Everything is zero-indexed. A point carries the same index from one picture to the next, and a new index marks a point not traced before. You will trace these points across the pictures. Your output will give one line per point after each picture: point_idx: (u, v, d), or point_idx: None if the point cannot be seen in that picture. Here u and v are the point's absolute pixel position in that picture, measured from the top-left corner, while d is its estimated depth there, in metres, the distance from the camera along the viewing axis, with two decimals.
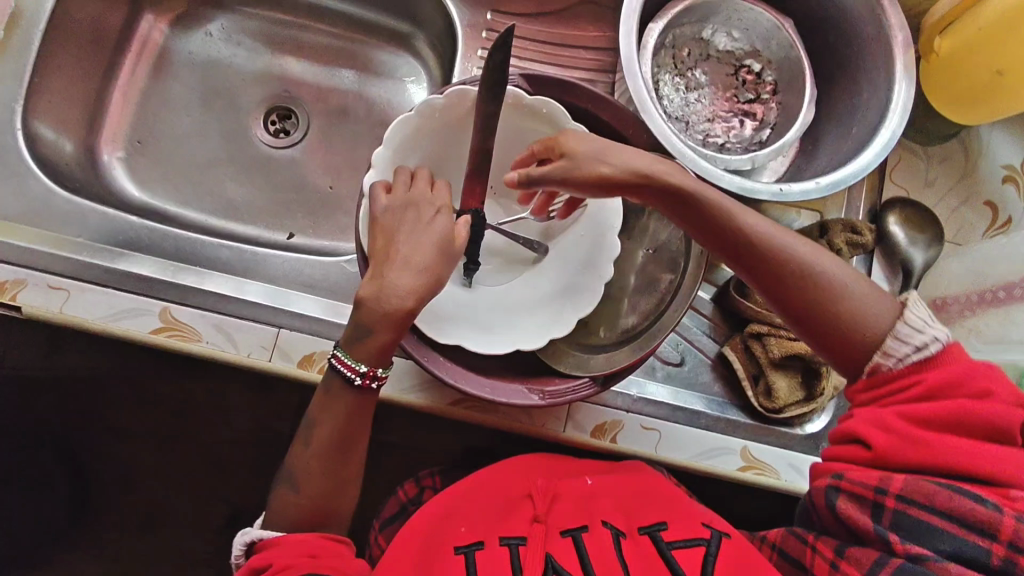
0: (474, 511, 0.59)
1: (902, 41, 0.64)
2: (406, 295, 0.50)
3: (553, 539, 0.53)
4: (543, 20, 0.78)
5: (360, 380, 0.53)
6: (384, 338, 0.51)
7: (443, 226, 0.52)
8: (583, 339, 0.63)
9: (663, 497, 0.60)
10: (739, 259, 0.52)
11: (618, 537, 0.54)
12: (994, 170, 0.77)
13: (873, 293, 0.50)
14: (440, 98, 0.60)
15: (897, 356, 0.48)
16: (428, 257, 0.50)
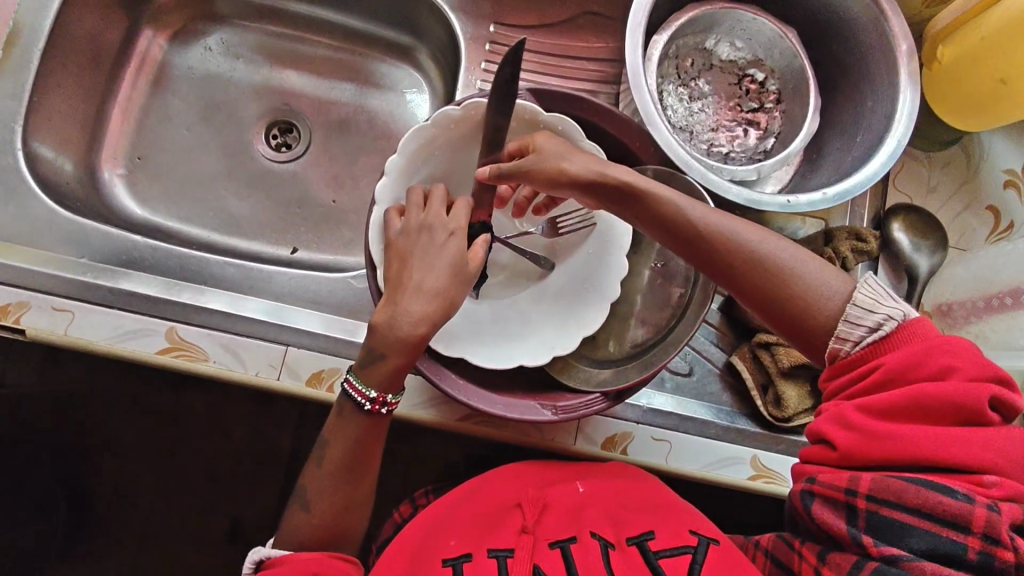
0: (469, 524, 0.58)
1: (906, 50, 0.65)
2: (420, 321, 0.49)
3: (539, 550, 0.52)
4: (546, 32, 0.78)
5: (370, 405, 0.52)
6: (397, 364, 0.50)
7: (460, 249, 0.52)
8: (593, 352, 0.62)
9: (655, 505, 0.59)
10: (691, 254, 0.51)
11: (602, 546, 0.52)
12: (996, 175, 0.78)
13: (825, 274, 0.48)
14: (457, 110, 0.59)
15: (852, 340, 0.47)
16: (442, 281, 0.50)
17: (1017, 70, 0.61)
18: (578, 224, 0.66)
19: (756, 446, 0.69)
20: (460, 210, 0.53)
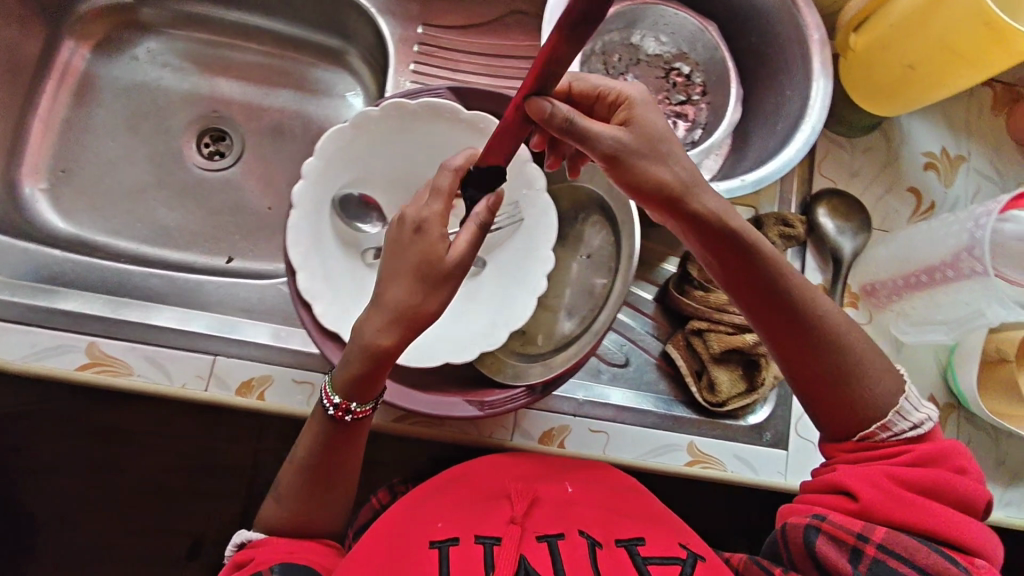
0: (456, 511, 0.57)
1: (819, 40, 0.66)
2: (383, 333, 0.48)
3: (527, 540, 0.51)
4: (474, 31, 0.77)
5: (333, 411, 0.54)
6: (357, 372, 0.50)
7: (431, 248, 0.48)
8: (522, 346, 0.62)
9: (640, 514, 0.60)
10: (763, 309, 0.52)
11: (592, 544, 0.52)
12: (916, 157, 0.80)
13: (885, 371, 0.53)
14: (375, 111, 0.59)
15: (894, 430, 0.52)
16: (404, 292, 0.48)
17: (921, 56, 0.63)
18: (503, 222, 0.65)
19: (692, 432, 0.71)
20: (440, 199, 0.49)
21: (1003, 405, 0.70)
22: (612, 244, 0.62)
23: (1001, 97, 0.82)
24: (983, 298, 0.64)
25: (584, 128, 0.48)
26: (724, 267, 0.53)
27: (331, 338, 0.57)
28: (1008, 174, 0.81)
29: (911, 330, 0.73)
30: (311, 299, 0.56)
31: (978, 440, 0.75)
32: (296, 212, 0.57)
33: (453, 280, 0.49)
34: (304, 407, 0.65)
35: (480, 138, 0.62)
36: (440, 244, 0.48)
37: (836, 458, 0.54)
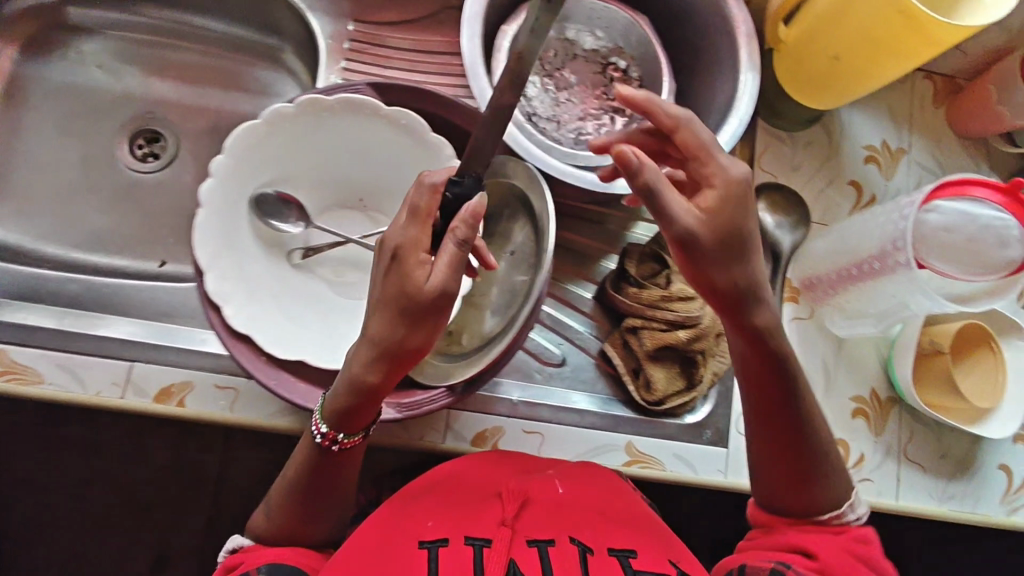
0: (448, 508, 0.52)
1: (744, 32, 0.66)
2: (371, 369, 0.47)
3: (517, 545, 0.47)
4: (406, 28, 0.75)
5: (320, 439, 0.52)
6: (350, 402, 0.49)
7: (410, 278, 0.45)
8: (446, 346, 0.62)
9: (635, 520, 0.55)
10: (754, 378, 0.54)
11: (585, 551, 0.48)
12: (857, 151, 0.79)
13: (843, 472, 0.56)
14: (288, 107, 0.57)
15: (848, 512, 0.54)
16: (388, 328, 0.46)
17: (847, 48, 0.62)
18: None
19: (630, 431, 0.70)
20: (420, 226, 0.46)
21: (941, 399, 0.71)
22: (533, 240, 0.60)
23: (943, 89, 0.81)
24: (908, 291, 0.62)
25: (664, 199, 0.47)
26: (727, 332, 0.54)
27: (242, 339, 0.56)
28: (950, 167, 0.80)
29: (848, 324, 0.73)
30: (221, 301, 0.55)
31: (919, 433, 0.75)
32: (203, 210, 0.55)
33: (437, 314, 0.46)
34: (226, 413, 0.64)
35: (401, 134, 0.62)
36: (418, 273, 0.45)
37: (779, 527, 0.55)
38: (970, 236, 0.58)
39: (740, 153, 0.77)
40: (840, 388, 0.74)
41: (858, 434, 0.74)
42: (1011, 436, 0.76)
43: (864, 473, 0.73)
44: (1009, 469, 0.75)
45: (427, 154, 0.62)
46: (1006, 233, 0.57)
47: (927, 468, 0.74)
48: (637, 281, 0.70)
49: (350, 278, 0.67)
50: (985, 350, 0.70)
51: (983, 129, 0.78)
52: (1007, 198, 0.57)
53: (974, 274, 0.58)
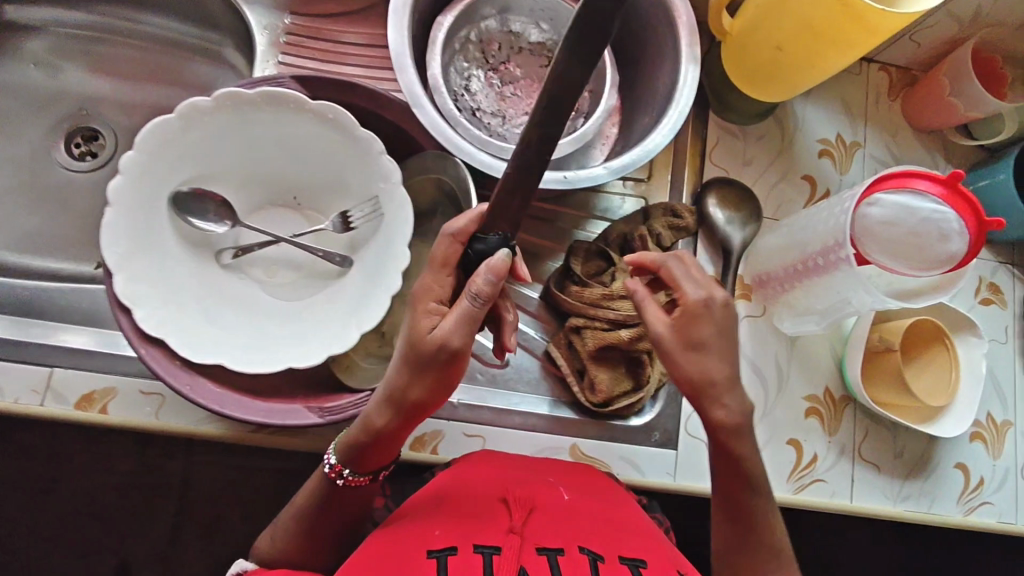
0: (452, 514, 0.49)
1: (686, 21, 0.63)
2: (385, 411, 0.49)
3: (527, 553, 0.44)
4: (345, 20, 0.72)
5: (328, 469, 0.51)
6: (360, 441, 0.50)
7: (417, 329, 0.46)
8: (377, 349, 0.61)
9: (640, 532, 0.53)
10: (728, 493, 0.53)
11: (595, 559, 0.45)
12: (811, 145, 0.77)
13: None
14: (205, 101, 0.55)
15: None
16: (399, 374, 0.48)
17: (789, 38, 0.61)
18: (365, 218, 0.63)
19: (575, 433, 0.68)
20: (435, 274, 0.48)
21: (888, 397, 0.69)
22: None
23: (897, 81, 0.80)
24: (850, 289, 0.61)
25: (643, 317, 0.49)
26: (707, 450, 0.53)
27: (156, 343, 0.54)
28: (906, 160, 0.78)
29: (799, 321, 0.70)
30: (131, 304, 0.53)
31: (874, 432, 0.73)
32: (111, 209, 0.53)
33: (439, 365, 0.46)
34: (151, 419, 0.61)
35: (329, 129, 0.59)
36: (426, 323, 0.46)
37: None
38: (910, 230, 0.56)
39: (690, 148, 0.76)
40: (792, 387, 0.72)
41: (811, 434, 0.72)
42: (968, 434, 0.74)
43: (817, 474, 0.71)
44: (966, 468, 0.74)
45: (355, 150, 0.60)
46: (945, 226, 0.55)
47: (883, 468, 0.73)
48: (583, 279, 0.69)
49: (282, 277, 0.65)
50: (937, 347, 0.69)
51: (938, 121, 0.77)
52: (943, 190, 0.55)
53: (917, 268, 0.56)
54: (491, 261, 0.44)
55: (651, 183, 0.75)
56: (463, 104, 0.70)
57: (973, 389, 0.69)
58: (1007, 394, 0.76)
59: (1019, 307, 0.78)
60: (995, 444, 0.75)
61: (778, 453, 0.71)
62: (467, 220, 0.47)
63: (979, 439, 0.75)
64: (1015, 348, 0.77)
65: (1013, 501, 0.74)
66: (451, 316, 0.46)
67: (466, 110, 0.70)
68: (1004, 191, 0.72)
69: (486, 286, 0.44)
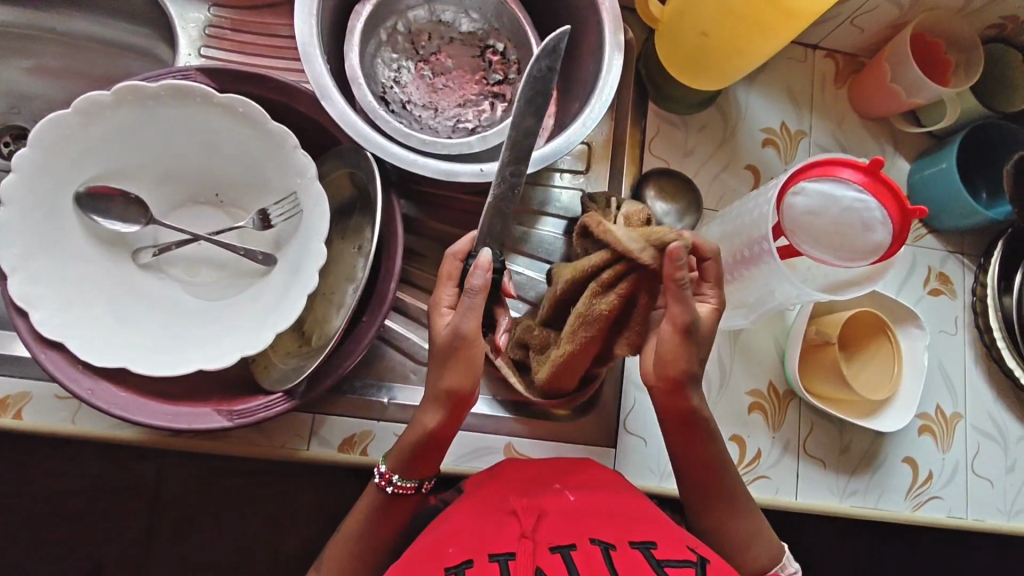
0: (465, 526, 0.49)
1: (610, 8, 0.62)
2: (431, 410, 0.54)
3: (543, 555, 0.44)
4: (272, 12, 0.71)
5: (379, 479, 0.56)
6: (410, 447, 0.55)
7: (435, 328, 0.53)
8: (297, 349, 0.59)
9: (649, 515, 0.52)
10: (690, 460, 0.59)
11: (606, 548, 0.46)
12: (754, 134, 0.75)
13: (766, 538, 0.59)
14: (105, 95, 0.53)
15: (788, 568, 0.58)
16: (437, 375, 0.53)
17: (714, 23, 0.59)
18: (285, 214, 0.61)
19: (508, 434, 0.67)
20: (445, 286, 0.54)
21: (830, 390, 0.68)
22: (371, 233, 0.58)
23: (845, 68, 0.78)
24: (774, 282, 0.60)
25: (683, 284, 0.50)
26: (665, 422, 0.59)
27: (56, 347, 0.52)
28: (853, 149, 0.77)
29: (729, 315, 0.68)
30: (27, 306, 0.51)
31: (821, 427, 0.71)
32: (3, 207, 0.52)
33: (463, 352, 0.52)
34: (68, 424, 0.60)
35: (241, 123, 0.57)
36: (441, 320, 0.53)
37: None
38: (835, 220, 0.57)
39: (629, 139, 0.73)
40: (734, 383, 0.70)
41: (754, 431, 0.70)
42: (916, 428, 0.73)
43: (760, 471, 0.69)
44: (915, 463, 0.72)
45: (270, 144, 0.58)
46: (868, 216, 0.56)
47: (828, 464, 0.71)
48: (626, 234, 0.50)
49: (204, 277, 0.63)
50: (880, 340, 0.68)
51: (883, 107, 0.75)
52: (867, 177, 0.55)
53: (844, 259, 0.57)
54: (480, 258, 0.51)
55: (589, 175, 0.72)
56: (391, 96, 0.68)
57: (915, 381, 0.68)
58: (956, 386, 0.74)
59: (969, 297, 0.76)
60: (943, 437, 0.73)
61: None
62: (466, 243, 0.55)
63: (927, 432, 0.73)
64: (964, 339, 0.75)
65: (962, 494, 0.72)
66: (459, 311, 0.52)
67: (395, 103, 0.68)
68: (948, 178, 0.72)
69: (480, 283, 0.50)
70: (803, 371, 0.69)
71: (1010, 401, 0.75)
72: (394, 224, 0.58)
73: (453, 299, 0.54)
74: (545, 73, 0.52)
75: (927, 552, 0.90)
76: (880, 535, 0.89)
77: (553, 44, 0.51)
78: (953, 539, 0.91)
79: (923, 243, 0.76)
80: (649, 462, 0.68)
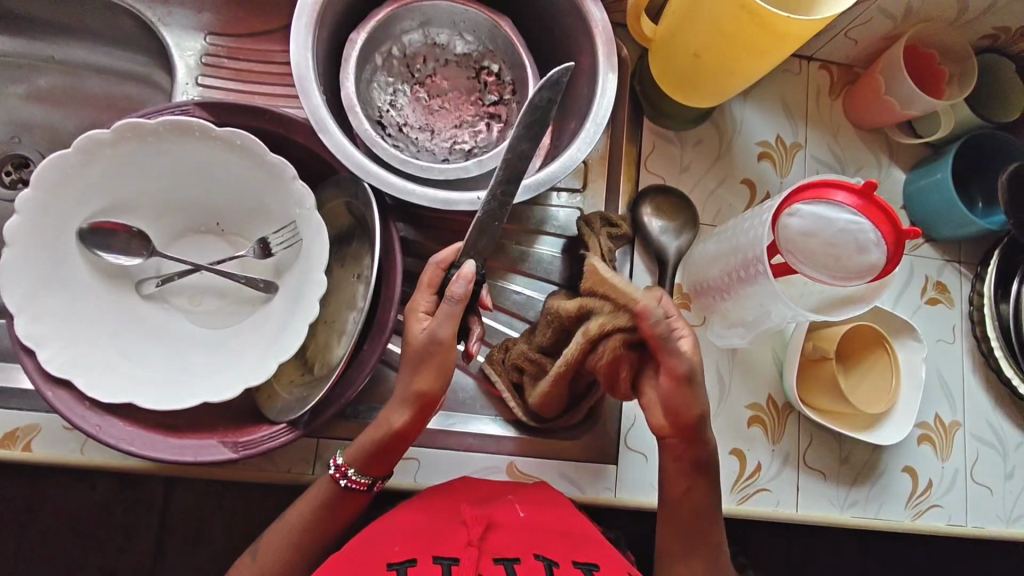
0: (417, 528, 0.51)
1: (603, 32, 0.62)
2: (398, 411, 0.55)
3: (486, 562, 0.46)
4: (269, 38, 0.72)
5: (333, 471, 0.56)
6: (370, 442, 0.55)
7: (409, 330, 0.54)
8: (301, 378, 0.60)
9: (598, 539, 0.54)
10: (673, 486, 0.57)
11: (549, 566, 0.47)
12: (750, 147, 0.75)
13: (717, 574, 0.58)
14: (104, 133, 0.54)
15: None
16: (407, 378, 0.54)
17: (705, 45, 0.60)
18: (286, 243, 0.62)
19: (511, 453, 0.67)
20: (423, 293, 0.54)
21: (830, 404, 0.68)
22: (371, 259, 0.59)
23: (839, 79, 0.78)
24: (773, 303, 0.61)
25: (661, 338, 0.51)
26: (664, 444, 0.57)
27: (63, 385, 0.53)
28: (849, 160, 0.77)
29: (727, 332, 0.69)
30: (34, 346, 0.52)
31: (820, 439, 0.72)
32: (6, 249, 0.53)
33: (436, 359, 0.53)
34: (77, 455, 0.61)
35: (240, 156, 0.58)
36: (416, 324, 0.54)
37: None
38: (830, 240, 0.57)
39: (625, 155, 0.73)
40: (734, 397, 0.71)
41: (754, 444, 0.70)
42: (915, 437, 0.73)
43: (761, 484, 0.70)
44: (914, 471, 0.73)
45: (269, 175, 0.58)
46: (863, 238, 0.56)
47: (828, 476, 0.71)
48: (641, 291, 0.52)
49: (208, 305, 0.64)
50: (878, 351, 0.68)
51: (879, 119, 0.75)
52: (861, 200, 0.56)
53: (841, 278, 0.58)
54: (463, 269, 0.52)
55: (586, 193, 0.73)
56: (388, 120, 0.68)
57: (913, 391, 0.69)
58: (954, 395, 0.74)
59: (966, 306, 0.76)
60: (942, 447, 0.74)
61: (720, 464, 0.69)
62: (449, 251, 0.55)
63: (926, 441, 0.73)
64: (962, 348, 0.75)
65: (962, 503, 0.73)
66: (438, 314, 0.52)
67: (392, 127, 0.68)
68: (944, 188, 0.72)
69: (460, 292, 0.51)
70: (800, 385, 0.70)
71: (1009, 409, 0.76)
72: (392, 251, 0.58)
73: (434, 305, 0.54)
74: (546, 103, 0.53)
75: (924, 553, 0.91)
76: (879, 537, 0.91)
77: (556, 78, 0.53)
78: (952, 541, 0.92)
79: (920, 253, 0.76)
80: (648, 478, 0.69)
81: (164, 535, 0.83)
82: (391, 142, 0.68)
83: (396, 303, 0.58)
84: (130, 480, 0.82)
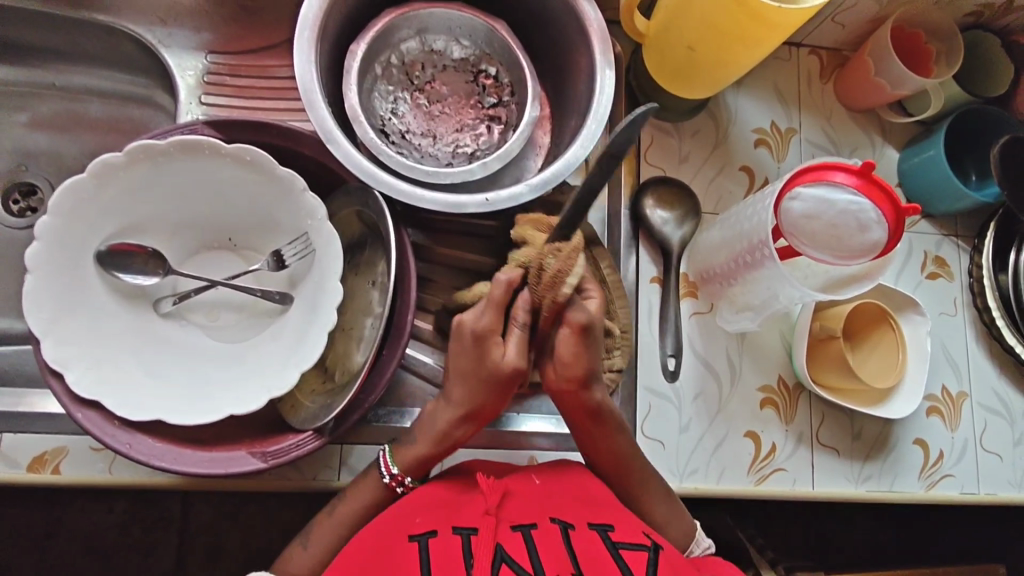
0: (436, 501, 0.52)
1: (599, 30, 0.63)
2: (461, 424, 0.56)
3: (504, 531, 0.47)
4: (268, 54, 0.73)
5: (389, 479, 0.57)
6: (433, 448, 0.57)
7: (488, 358, 0.51)
8: (322, 386, 0.61)
9: (610, 498, 0.55)
10: (600, 449, 0.58)
11: (566, 528, 0.48)
12: (746, 135, 0.76)
13: (679, 518, 0.62)
14: (117, 157, 0.55)
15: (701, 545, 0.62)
16: (469, 397, 0.54)
17: (698, 36, 0.61)
18: (297, 254, 0.63)
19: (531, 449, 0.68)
20: (490, 310, 0.50)
21: (837, 381, 0.70)
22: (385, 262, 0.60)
23: (829, 63, 0.79)
24: (779, 284, 0.63)
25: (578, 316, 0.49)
26: (569, 413, 0.56)
27: (92, 405, 0.54)
28: (843, 141, 0.78)
29: (736, 318, 0.71)
30: (61, 368, 0.53)
31: (831, 417, 0.73)
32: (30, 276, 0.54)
33: (501, 385, 0.52)
34: (105, 474, 0.62)
35: (250, 171, 0.59)
36: (496, 351, 0.51)
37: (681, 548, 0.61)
38: (831, 221, 0.61)
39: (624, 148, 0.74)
40: (745, 381, 0.72)
41: (768, 425, 0.72)
42: (924, 410, 0.75)
43: (777, 463, 0.71)
44: (925, 443, 0.74)
45: (278, 188, 0.59)
46: (864, 216, 0.60)
47: (841, 452, 0.73)
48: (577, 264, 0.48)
49: (224, 319, 0.65)
50: (884, 328, 0.70)
51: (869, 101, 0.77)
52: (860, 180, 0.59)
53: (842, 257, 0.61)
54: (523, 292, 0.49)
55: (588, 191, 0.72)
56: (390, 128, 0.69)
57: (920, 363, 0.70)
58: (960, 366, 0.76)
59: (966, 278, 0.78)
60: (951, 417, 0.75)
61: (735, 446, 0.71)
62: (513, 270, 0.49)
63: (936, 413, 0.75)
64: (964, 319, 0.77)
65: (973, 471, 0.74)
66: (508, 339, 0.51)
67: (395, 134, 0.69)
68: (936, 165, 0.73)
69: (525, 313, 0.49)
70: (810, 365, 0.71)
71: (1013, 376, 0.77)
72: (404, 258, 0.59)
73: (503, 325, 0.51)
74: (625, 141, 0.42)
75: (932, 524, 0.93)
76: (890, 514, 0.93)
77: (637, 117, 0.41)
78: (959, 512, 0.94)
79: (919, 229, 0.77)
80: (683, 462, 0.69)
81: (186, 552, 0.84)
82: (395, 149, 0.69)
83: (410, 306, 0.59)
84: (152, 499, 0.83)
